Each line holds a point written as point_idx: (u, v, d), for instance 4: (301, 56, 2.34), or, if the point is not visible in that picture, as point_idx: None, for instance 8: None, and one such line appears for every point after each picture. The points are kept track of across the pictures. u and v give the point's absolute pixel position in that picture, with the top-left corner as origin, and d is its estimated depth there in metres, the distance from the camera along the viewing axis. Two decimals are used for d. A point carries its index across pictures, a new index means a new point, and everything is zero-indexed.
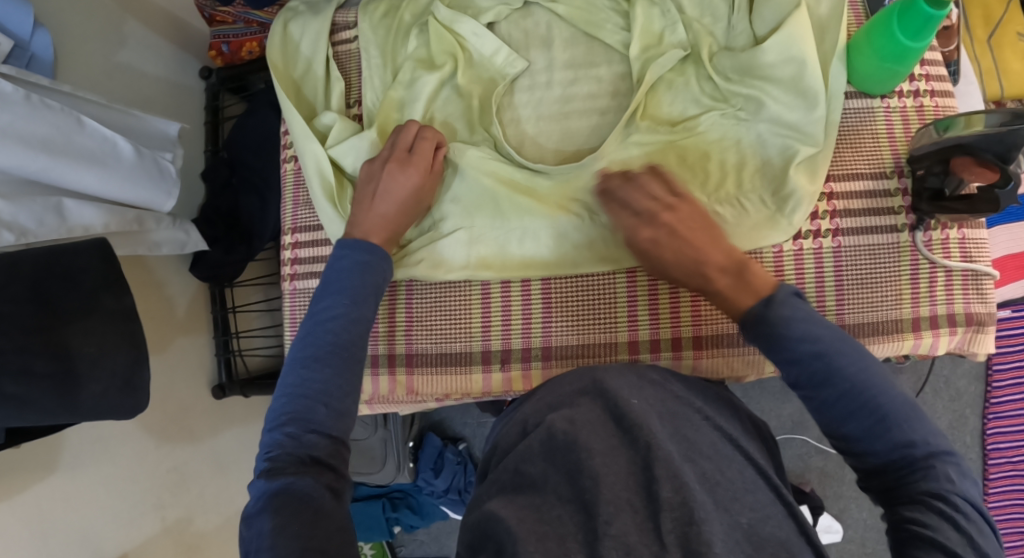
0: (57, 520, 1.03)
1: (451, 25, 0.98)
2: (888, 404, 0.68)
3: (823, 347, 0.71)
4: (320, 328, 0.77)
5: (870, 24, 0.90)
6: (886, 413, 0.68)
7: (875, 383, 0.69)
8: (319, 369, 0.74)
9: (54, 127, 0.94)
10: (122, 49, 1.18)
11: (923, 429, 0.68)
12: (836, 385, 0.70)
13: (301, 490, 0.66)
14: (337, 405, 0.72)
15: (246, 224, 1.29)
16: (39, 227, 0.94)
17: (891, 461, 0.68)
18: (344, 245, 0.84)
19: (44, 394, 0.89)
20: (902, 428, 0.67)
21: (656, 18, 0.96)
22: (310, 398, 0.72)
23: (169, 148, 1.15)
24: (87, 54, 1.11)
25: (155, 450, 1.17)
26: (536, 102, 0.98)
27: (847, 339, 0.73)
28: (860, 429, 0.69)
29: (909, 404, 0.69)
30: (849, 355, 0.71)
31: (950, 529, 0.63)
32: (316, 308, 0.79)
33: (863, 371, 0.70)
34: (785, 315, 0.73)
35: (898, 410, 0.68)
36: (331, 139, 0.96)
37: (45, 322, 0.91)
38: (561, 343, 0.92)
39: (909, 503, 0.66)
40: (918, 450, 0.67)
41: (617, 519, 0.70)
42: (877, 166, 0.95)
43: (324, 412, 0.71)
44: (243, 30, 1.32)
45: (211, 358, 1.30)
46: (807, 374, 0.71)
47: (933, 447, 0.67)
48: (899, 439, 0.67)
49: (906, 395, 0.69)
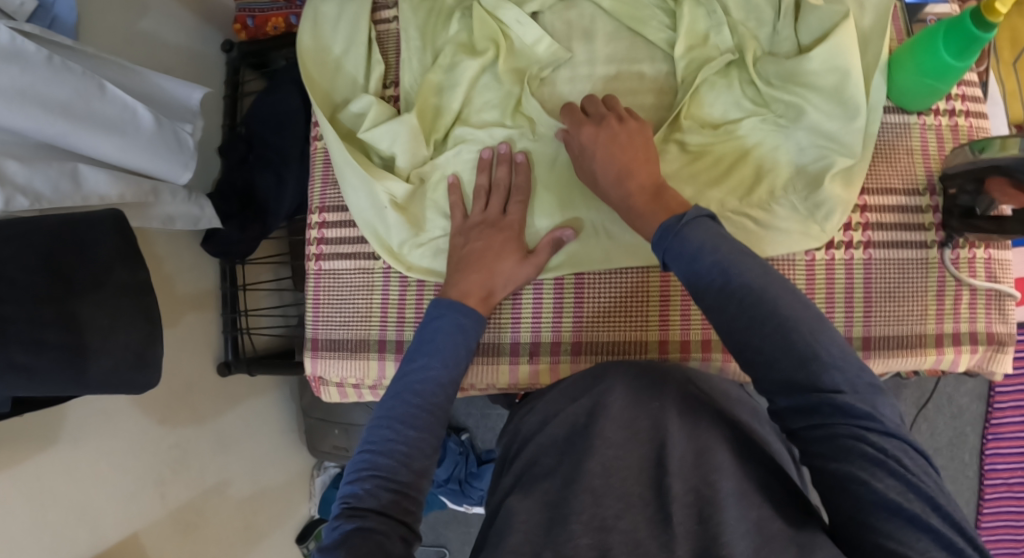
0: (57, 495, 1.00)
1: (494, 11, 0.97)
2: (790, 326, 0.66)
3: (698, 263, 0.70)
4: (412, 389, 0.76)
5: (914, 39, 0.91)
6: (759, 326, 0.67)
7: (770, 305, 0.67)
8: (423, 412, 0.74)
9: (75, 92, 0.91)
10: (143, 13, 1.15)
11: (823, 342, 0.66)
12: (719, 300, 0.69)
13: (374, 533, 0.64)
14: (418, 465, 0.71)
15: (261, 201, 1.24)
16: (56, 193, 0.91)
17: (806, 386, 0.65)
18: (441, 305, 0.84)
19: (54, 366, 0.86)
20: (812, 354, 0.65)
21: (702, 19, 0.96)
22: (394, 458, 0.70)
23: (190, 120, 1.10)
24: (108, 18, 1.08)
25: (158, 426, 1.14)
26: (577, 94, 0.97)
27: (730, 242, 0.70)
28: (757, 351, 0.67)
29: (811, 320, 0.66)
30: (753, 274, 0.68)
31: (871, 464, 0.63)
32: (410, 369, 0.77)
33: (761, 290, 0.68)
34: (686, 238, 0.71)
35: (789, 320, 0.66)
36: (366, 122, 0.94)
37: (58, 289, 0.88)
38: (591, 340, 0.92)
39: (837, 444, 0.64)
40: (823, 377, 0.65)
41: (627, 515, 0.70)
42: (910, 181, 0.96)
43: (405, 472, 0.70)
44: (269, 6, 1.32)
45: (217, 335, 1.27)
46: (706, 291, 0.69)
47: (845, 381, 0.65)
48: (811, 369, 0.65)
49: (790, 307, 0.67)
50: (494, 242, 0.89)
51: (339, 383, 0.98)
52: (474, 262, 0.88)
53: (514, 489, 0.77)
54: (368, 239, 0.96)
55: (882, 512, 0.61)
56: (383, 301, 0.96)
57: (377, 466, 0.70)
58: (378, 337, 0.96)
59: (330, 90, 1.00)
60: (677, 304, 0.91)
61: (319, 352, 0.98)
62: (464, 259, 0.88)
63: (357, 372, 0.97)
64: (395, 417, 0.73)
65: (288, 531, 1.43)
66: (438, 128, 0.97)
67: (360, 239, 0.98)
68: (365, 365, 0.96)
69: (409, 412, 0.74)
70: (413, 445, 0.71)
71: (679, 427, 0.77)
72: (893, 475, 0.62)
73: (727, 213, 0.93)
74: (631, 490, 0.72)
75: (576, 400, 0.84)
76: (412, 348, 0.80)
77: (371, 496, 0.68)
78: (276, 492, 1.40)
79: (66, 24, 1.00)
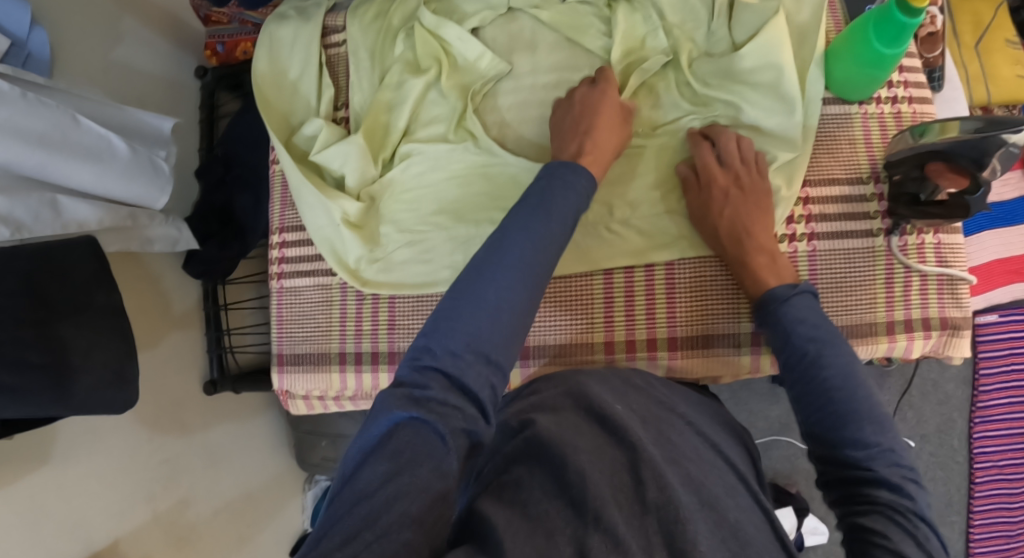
0: (50, 510, 1.04)
1: (435, 29, 0.99)
2: (864, 406, 0.73)
3: (795, 335, 0.80)
4: (514, 255, 0.73)
5: (848, 31, 0.92)
6: (832, 396, 0.74)
7: (852, 388, 0.74)
8: (518, 290, 0.71)
9: (49, 124, 0.95)
10: (116, 43, 1.17)
11: (890, 437, 0.72)
12: (801, 375, 0.78)
13: (426, 433, 0.61)
14: (489, 350, 0.68)
15: (240, 221, 1.29)
16: (36, 222, 0.95)
17: (852, 454, 0.71)
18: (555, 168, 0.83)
19: (35, 385, 0.90)
20: (874, 432, 0.72)
21: (639, 24, 0.98)
22: (465, 337, 0.67)
23: (163, 147, 1.15)
24: (83, 49, 1.11)
25: (147, 443, 1.18)
26: (520, 105, 0.99)
27: (830, 328, 0.79)
28: (821, 420, 0.74)
29: (880, 411, 0.73)
30: (841, 359, 0.76)
31: (898, 529, 0.66)
32: (518, 228, 0.76)
33: (846, 374, 0.75)
34: (790, 314, 0.81)
35: (862, 403, 0.73)
36: (318, 144, 0.98)
37: (39, 315, 0.93)
38: (538, 343, 0.96)
39: (864, 505, 0.69)
40: (877, 451, 0.71)
41: (607, 514, 0.69)
42: (853, 170, 0.96)
43: (466, 357, 0.66)
44: (238, 31, 1.35)
45: (202, 354, 1.31)
46: (795, 362, 0.79)
47: (895, 465, 0.70)
48: (864, 443, 0.71)
49: (867, 392, 0.74)
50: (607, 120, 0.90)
51: (305, 395, 1.02)
52: (585, 118, 0.90)
53: (486, 492, 0.72)
54: (326, 256, 0.99)
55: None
56: (342, 314, 1.00)
57: (435, 356, 0.66)
58: (338, 350, 1.00)
59: (288, 113, 1.04)
60: (621, 303, 0.94)
61: (285, 367, 1.02)
62: (563, 127, 0.91)
63: (320, 384, 1.01)
64: (480, 291, 0.70)
65: (281, 547, 1.43)
66: (386, 147, 1.00)
67: (318, 256, 1.01)
68: (327, 378, 1.01)
69: (499, 288, 0.71)
70: (501, 307, 0.70)
71: (641, 432, 0.79)
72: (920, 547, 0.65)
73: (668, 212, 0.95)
74: (607, 490, 0.72)
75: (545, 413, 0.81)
76: (521, 209, 0.78)
77: (428, 383, 0.65)
78: (272, 505, 1.43)
79: (40, 60, 1.03)
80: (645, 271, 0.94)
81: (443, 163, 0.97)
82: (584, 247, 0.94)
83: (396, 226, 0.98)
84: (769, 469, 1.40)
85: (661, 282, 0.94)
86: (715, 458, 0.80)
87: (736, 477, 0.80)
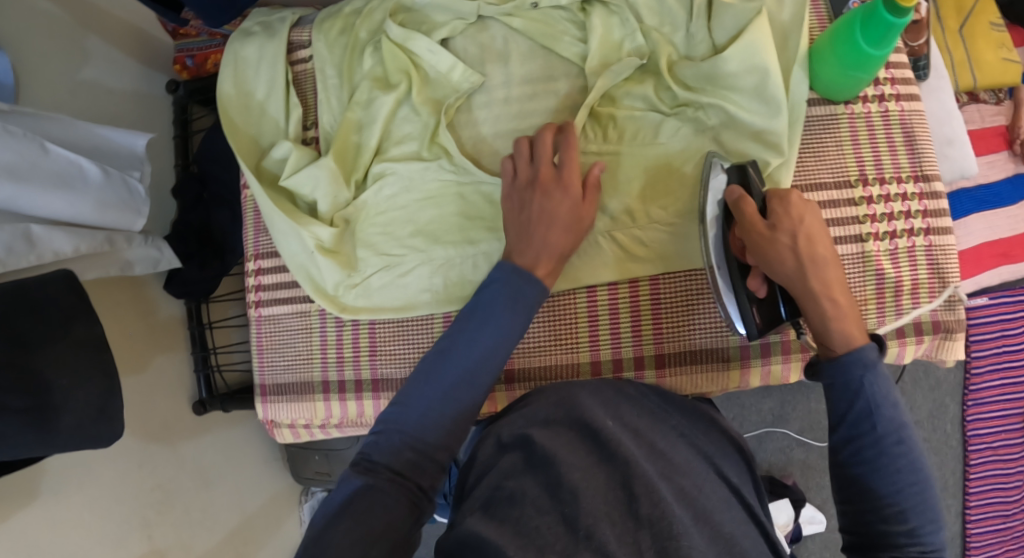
0: (44, 549, 0.98)
1: (404, 42, 0.96)
2: (881, 437, 0.70)
3: (875, 414, 0.71)
4: (463, 354, 0.77)
5: (833, 31, 0.88)
6: (902, 489, 0.69)
7: (880, 417, 0.71)
8: (463, 381, 0.75)
9: (17, 153, 0.87)
10: (81, 63, 1.10)
11: (908, 459, 0.70)
12: (872, 448, 0.71)
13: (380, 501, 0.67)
14: (432, 433, 0.72)
15: (218, 240, 1.26)
16: (7, 256, 0.86)
17: (904, 547, 0.68)
18: (505, 270, 0.81)
19: (18, 430, 0.80)
20: (894, 452, 0.70)
21: (615, 28, 0.94)
22: (417, 421, 0.73)
23: (138, 166, 1.05)
24: (47, 67, 1.04)
25: (138, 469, 1.12)
26: (494, 118, 0.96)
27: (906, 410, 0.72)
28: (849, 449, 0.72)
29: (908, 439, 0.71)
30: (889, 406, 0.71)
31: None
32: (467, 333, 0.78)
33: (875, 410, 0.71)
34: (871, 386, 0.71)
35: (922, 492, 0.69)
36: (288, 169, 0.95)
37: (14, 354, 0.82)
38: (523, 365, 0.94)
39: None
40: (930, 545, 0.68)
41: (598, 530, 0.68)
42: (840, 173, 0.93)
43: (422, 432, 0.72)
44: (208, 43, 1.27)
45: (189, 375, 1.25)
46: (844, 408, 0.72)
47: (918, 510, 0.69)
48: (889, 472, 0.70)
49: (927, 478, 0.70)
50: (561, 206, 0.85)
51: (290, 424, 1.02)
52: (537, 225, 0.84)
53: (479, 510, 0.71)
54: (302, 283, 0.97)
55: None
56: (322, 340, 0.99)
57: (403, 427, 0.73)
58: (321, 378, 0.99)
59: (256, 137, 1.01)
60: (606, 321, 0.93)
61: (268, 397, 1.01)
62: (523, 222, 0.85)
63: (305, 413, 1.00)
64: (439, 376, 0.75)
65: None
66: (358, 167, 0.97)
67: (295, 283, 1.00)
68: (312, 406, 0.99)
69: (454, 380, 0.75)
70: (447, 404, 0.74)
71: (636, 450, 0.76)
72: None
73: (651, 224, 0.92)
74: (604, 506, 0.71)
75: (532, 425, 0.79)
76: (472, 308, 0.80)
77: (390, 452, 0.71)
78: (268, 520, 1.38)
79: (3, 84, 0.95)
80: (629, 287, 0.93)
81: (417, 183, 0.96)
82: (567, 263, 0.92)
83: (373, 248, 0.96)
84: (765, 461, 1.39)
85: (647, 296, 0.93)
86: (710, 472, 0.77)
87: (730, 490, 0.77)
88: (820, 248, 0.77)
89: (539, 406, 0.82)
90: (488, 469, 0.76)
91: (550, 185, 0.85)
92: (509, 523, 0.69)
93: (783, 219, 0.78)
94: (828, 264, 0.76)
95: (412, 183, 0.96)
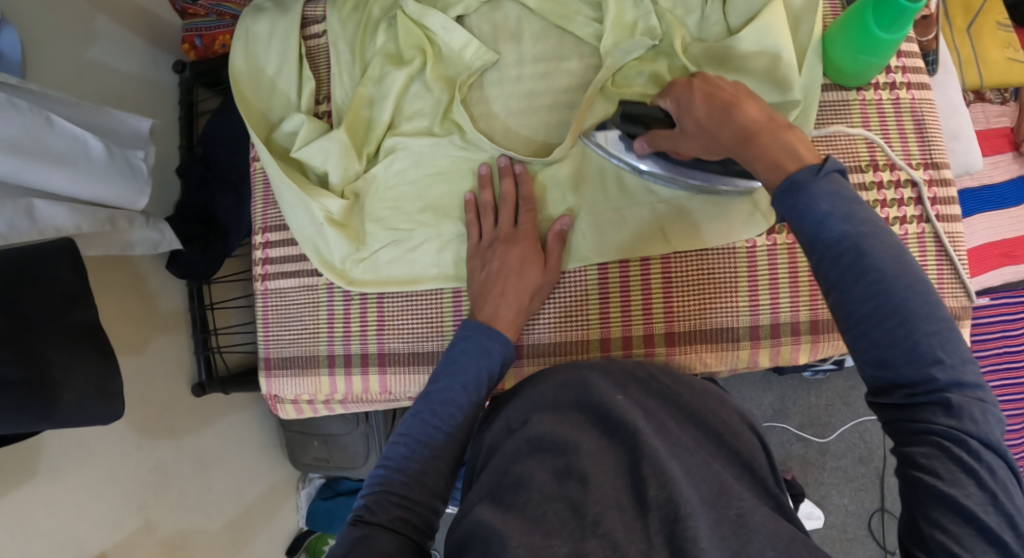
0: (38, 530, 0.96)
1: (419, 18, 0.96)
2: (842, 255, 0.63)
3: (824, 231, 0.63)
4: (432, 409, 0.79)
5: (846, 16, 0.88)
6: (884, 311, 0.61)
7: (833, 228, 0.63)
8: (436, 432, 0.77)
9: (21, 128, 0.85)
10: (90, 41, 1.09)
11: (886, 277, 0.61)
12: (836, 273, 0.63)
13: (378, 545, 0.68)
14: (410, 468, 0.75)
15: (223, 221, 1.23)
16: (9, 232, 0.84)
17: (913, 383, 0.61)
18: (469, 327, 0.86)
19: (19, 407, 0.78)
20: (868, 274, 0.62)
21: (629, 9, 0.94)
22: (404, 474, 0.74)
23: (140, 146, 1.04)
24: (54, 43, 1.03)
25: (136, 453, 1.10)
26: (507, 97, 0.96)
27: (867, 212, 0.63)
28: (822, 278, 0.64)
29: (875, 246, 0.62)
30: (842, 220, 0.63)
31: (958, 474, 0.58)
32: (431, 390, 0.81)
33: (821, 229, 0.63)
34: (813, 205, 0.64)
35: (918, 311, 0.61)
36: (299, 141, 0.95)
37: (14, 327, 0.80)
38: (532, 341, 0.94)
39: (913, 413, 0.61)
40: (940, 374, 0.60)
41: (605, 518, 0.66)
42: (851, 159, 0.94)
43: (400, 480, 0.74)
44: (216, 23, 1.26)
45: (189, 356, 1.23)
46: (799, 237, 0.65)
47: (919, 340, 0.60)
48: (863, 298, 0.62)
49: (915, 286, 0.61)
50: (511, 256, 0.89)
51: (294, 399, 1.01)
52: (498, 284, 0.89)
53: (487, 497, 0.70)
54: (310, 257, 0.97)
55: (947, 465, 0.59)
56: (328, 315, 0.98)
57: (388, 483, 0.74)
58: (327, 353, 0.98)
59: (266, 111, 1.00)
60: (616, 299, 0.93)
61: (272, 371, 1.00)
62: (485, 282, 0.90)
63: (309, 387, 0.99)
64: (413, 435, 0.78)
65: (277, 548, 1.40)
66: (370, 141, 0.97)
67: (303, 257, 0.99)
68: (317, 381, 0.99)
69: (426, 431, 0.78)
70: (424, 461, 0.76)
71: (642, 423, 0.74)
72: (975, 528, 0.57)
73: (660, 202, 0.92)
74: (609, 493, 0.68)
75: (535, 408, 0.79)
76: (440, 368, 0.84)
77: (379, 509, 0.72)
78: (266, 508, 1.37)
79: (10, 58, 0.93)
80: (639, 265, 0.93)
81: (428, 159, 0.96)
82: (578, 246, 0.93)
83: (381, 224, 0.96)
84: None
85: (657, 272, 0.92)
86: (720, 450, 0.76)
87: (742, 467, 0.75)
88: (732, 98, 0.74)
89: (545, 389, 0.81)
90: (493, 452, 0.77)
91: (508, 244, 0.90)
92: (515, 511, 0.67)
93: (682, 118, 0.79)
94: (748, 111, 0.72)
95: (422, 158, 0.96)
